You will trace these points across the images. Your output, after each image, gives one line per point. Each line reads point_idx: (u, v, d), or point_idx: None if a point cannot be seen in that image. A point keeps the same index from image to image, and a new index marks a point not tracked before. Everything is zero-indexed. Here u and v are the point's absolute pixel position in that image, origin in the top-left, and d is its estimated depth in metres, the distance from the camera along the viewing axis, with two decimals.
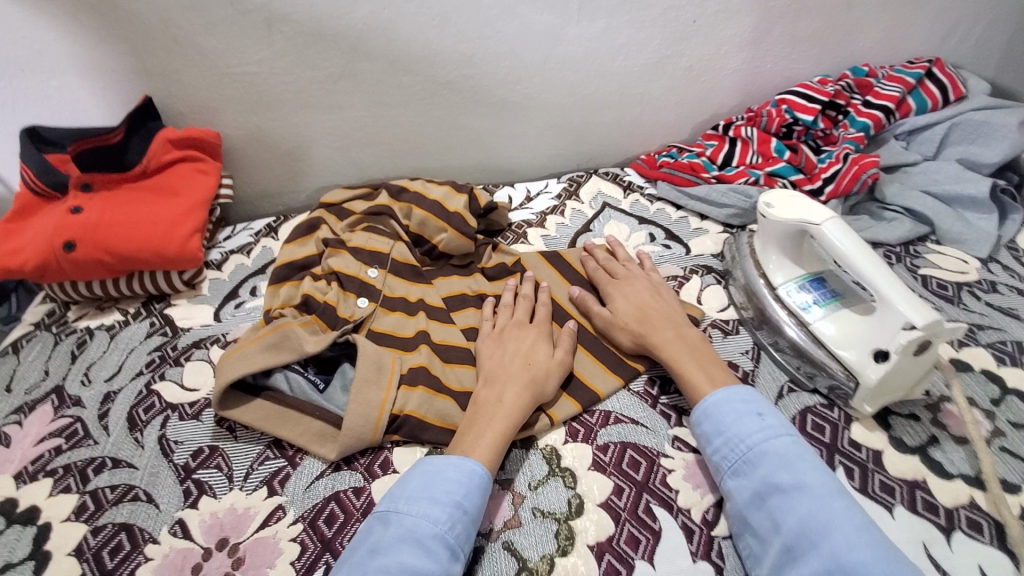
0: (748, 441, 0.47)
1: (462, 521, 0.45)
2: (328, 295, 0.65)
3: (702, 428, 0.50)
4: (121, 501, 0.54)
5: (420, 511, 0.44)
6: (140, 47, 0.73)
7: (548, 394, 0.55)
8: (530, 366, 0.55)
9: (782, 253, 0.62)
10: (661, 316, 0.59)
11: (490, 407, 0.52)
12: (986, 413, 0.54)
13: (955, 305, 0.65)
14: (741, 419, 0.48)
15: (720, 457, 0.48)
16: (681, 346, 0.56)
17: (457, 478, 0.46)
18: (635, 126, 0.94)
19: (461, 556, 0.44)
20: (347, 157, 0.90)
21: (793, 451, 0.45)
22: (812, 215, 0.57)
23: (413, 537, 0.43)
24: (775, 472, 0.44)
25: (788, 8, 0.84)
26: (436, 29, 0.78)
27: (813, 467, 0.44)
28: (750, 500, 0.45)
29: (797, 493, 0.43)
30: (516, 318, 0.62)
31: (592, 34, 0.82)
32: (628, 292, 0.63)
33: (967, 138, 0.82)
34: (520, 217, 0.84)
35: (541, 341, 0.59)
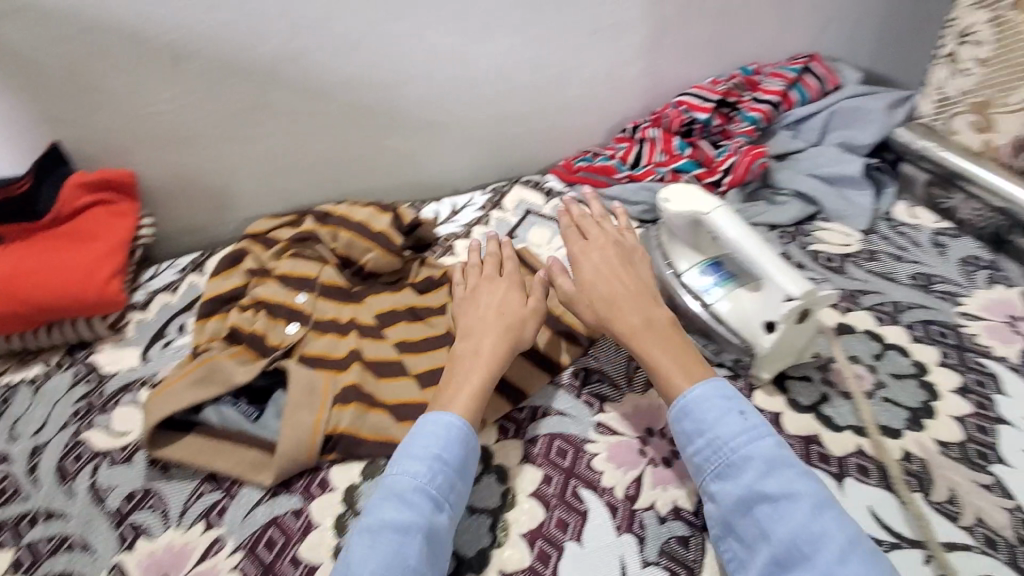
0: (732, 445, 0.47)
1: (443, 472, 0.48)
2: (256, 324, 0.67)
3: (682, 425, 0.49)
4: (58, 550, 0.54)
5: (402, 468, 0.48)
6: (44, 93, 0.73)
7: (527, 339, 0.59)
8: (502, 317, 0.59)
9: (683, 241, 0.67)
10: (630, 298, 0.57)
11: (468, 359, 0.56)
12: (869, 368, 0.60)
13: (840, 274, 0.72)
14: (725, 421, 0.48)
15: (702, 458, 0.48)
16: (648, 333, 0.54)
17: (434, 435, 0.50)
18: (552, 135, 0.98)
19: (446, 504, 0.48)
20: (271, 187, 0.89)
21: (779, 454, 0.46)
22: (702, 206, 0.63)
23: (396, 494, 0.47)
24: (762, 478, 0.44)
25: (677, 16, 0.91)
26: (346, 56, 0.80)
27: (798, 472, 0.45)
28: (735, 505, 0.45)
29: (786, 503, 0.43)
30: (485, 274, 0.66)
31: (499, 51, 0.86)
32: (599, 260, 0.61)
33: (844, 124, 0.91)
34: (447, 231, 0.87)
35: (514, 292, 0.62)
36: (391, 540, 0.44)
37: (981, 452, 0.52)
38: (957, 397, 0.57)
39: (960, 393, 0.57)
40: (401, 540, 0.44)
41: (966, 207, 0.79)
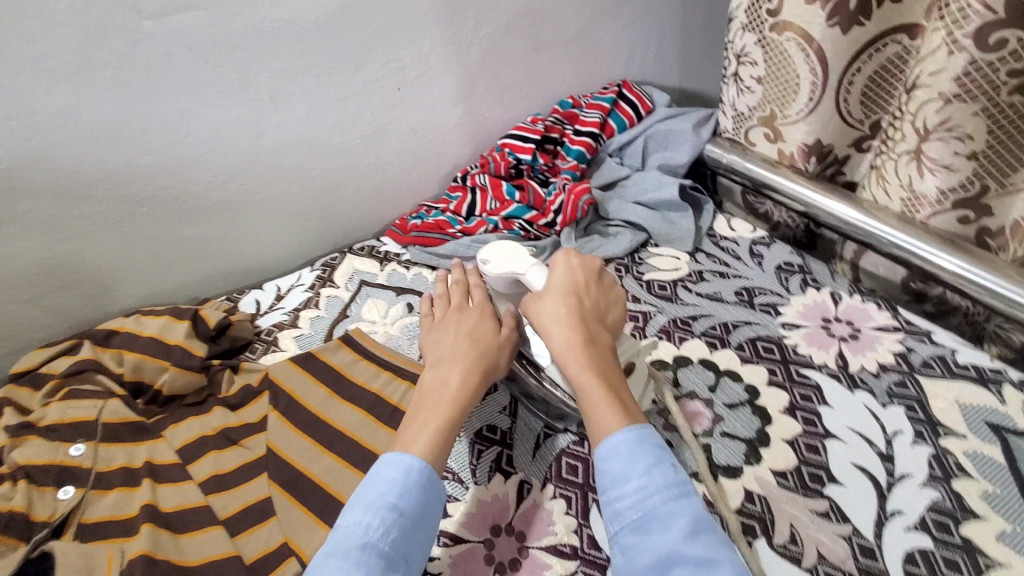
0: (660, 496, 0.43)
1: (398, 524, 0.43)
2: (12, 500, 0.54)
3: (608, 466, 0.46)
4: None
5: (352, 520, 0.43)
6: None
7: (499, 368, 0.57)
8: (476, 343, 0.57)
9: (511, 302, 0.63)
10: (594, 320, 0.55)
11: (436, 390, 0.53)
12: (707, 402, 0.60)
13: (674, 302, 0.72)
14: (654, 471, 0.44)
15: (625, 507, 0.44)
16: (585, 352, 0.51)
17: (391, 480, 0.45)
18: (382, 194, 0.93)
19: (400, 562, 0.42)
20: (46, 307, 0.75)
21: (704, 519, 0.42)
22: (517, 265, 0.60)
23: (343, 549, 0.41)
24: (686, 539, 0.41)
25: (485, 61, 0.89)
26: (108, 147, 0.70)
27: (720, 540, 0.41)
28: (652, 564, 0.40)
29: (707, 569, 0.39)
30: (459, 304, 0.63)
31: (296, 119, 0.79)
32: (572, 274, 0.58)
33: (661, 146, 0.94)
34: (271, 321, 0.78)
35: (487, 317, 0.60)
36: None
37: (815, 475, 0.52)
38: (788, 417, 0.57)
39: (789, 412, 0.58)
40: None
41: (777, 211, 0.84)
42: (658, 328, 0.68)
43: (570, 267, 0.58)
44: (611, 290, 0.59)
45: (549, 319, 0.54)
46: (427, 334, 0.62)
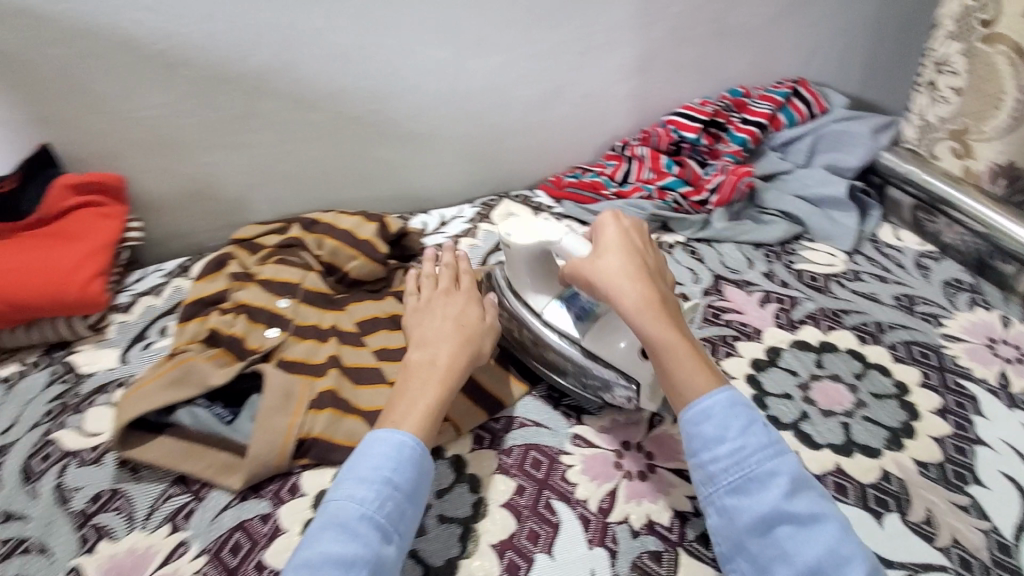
0: (756, 458, 0.44)
1: (392, 497, 0.46)
2: (235, 327, 0.66)
3: (700, 430, 0.46)
4: (10, 555, 0.50)
5: (346, 494, 0.45)
6: (36, 94, 0.72)
7: (484, 351, 0.59)
8: (460, 327, 0.58)
9: (533, 278, 0.60)
10: (654, 278, 0.54)
11: (423, 368, 0.55)
12: (850, 387, 0.60)
13: (824, 293, 0.72)
14: (749, 434, 0.45)
15: (720, 471, 0.45)
16: (662, 309, 0.51)
17: (384, 457, 0.47)
18: (543, 151, 0.99)
19: (393, 534, 0.45)
20: (261, 195, 0.89)
21: (798, 475, 0.44)
22: (548, 235, 0.57)
23: (340, 521, 0.44)
24: (788, 497, 0.42)
25: (666, 40, 0.92)
26: (340, 68, 0.80)
27: (816, 493, 0.44)
28: (755, 524, 0.42)
29: (811, 524, 0.42)
30: (442, 286, 0.65)
31: (489, 68, 0.87)
32: (626, 229, 0.56)
33: (831, 147, 0.92)
34: (434, 242, 0.88)
35: (471, 302, 0.62)
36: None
37: (958, 473, 0.53)
38: (937, 417, 0.57)
39: (939, 413, 0.57)
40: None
41: (949, 231, 0.79)
42: (806, 313, 0.69)
43: (620, 221, 0.57)
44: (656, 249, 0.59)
45: (617, 275, 0.52)
46: (413, 317, 0.63)
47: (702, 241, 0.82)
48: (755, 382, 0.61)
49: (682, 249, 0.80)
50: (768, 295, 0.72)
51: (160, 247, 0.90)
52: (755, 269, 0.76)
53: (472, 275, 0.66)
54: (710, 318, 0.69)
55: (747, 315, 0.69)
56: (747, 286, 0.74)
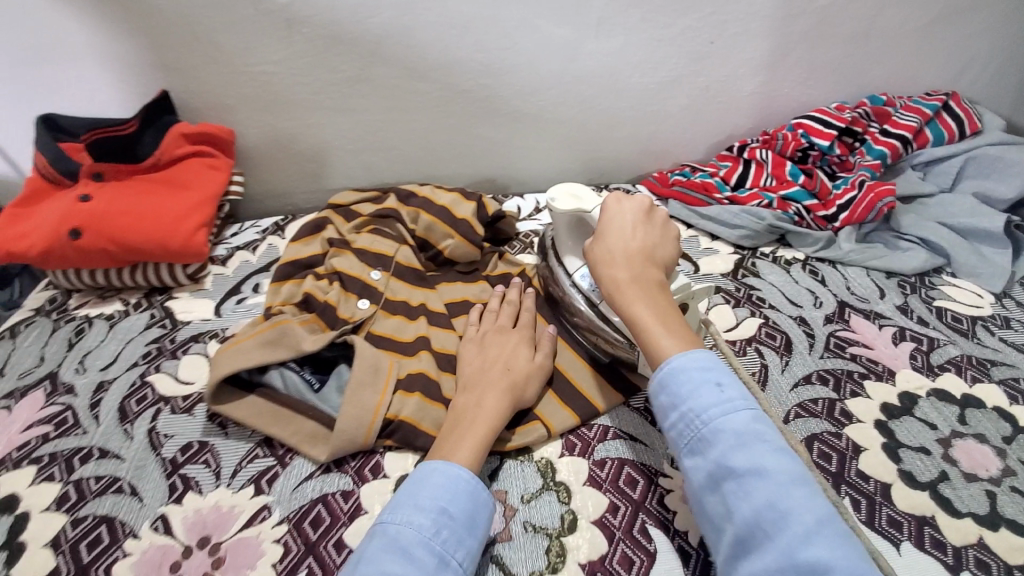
0: (703, 418, 0.40)
1: (450, 526, 0.42)
2: (329, 294, 0.65)
3: (658, 399, 0.43)
4: (104, 493, 0.50)
5: (403, 518, 0.42)
6: (162, 42, 0.72)
7: (529, 398, 0.55)
8: (508, 371, 0.54)
9: (571, 241, 0.63)
10: (642, 256, 0.51)
11: (467, 412, 0.51)
12: (998, 451, 0.52)
13: (968, 338, 0.63)
14: (699, 390, 0.41)
15: (674, 432, 0.42)
16: (634, 287, 0.49)
17: (442, 484, 0.44)
18: (650, 145, 0.93)
19: (452, 562, 0.41)
20: (359, 161, 0.88)
21: (750, 428, 0.39)
22: (586, 203, 0.59)
23: (398, 545, 0.41)
24: (731, 452, 0.38)
25: (807, 34, 0.83)
26: (456, 38, 0.77)
27: (772, 448, 0.38)
28: (705, 485, 0.39)
29: (754, 479, 0.37)
30: (500, 323, 0.61)
31: (608, 50, 0.81)
32: (616, 211, 0.55)
33: (982, 172, 0.81)
34: (528, 228, 0.84)
35: (523, 344, 0.58)
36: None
37: None
38: None
39: None
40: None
41: None
42: (947, 358, 0.61)
43: (610, 204, 0.56)
44: (661, 227, 0.55)
45: (601, 260, 0.52)
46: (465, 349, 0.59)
47: (824, 261, 0.74)
48: (886, 430, 0.54)
49: (801, 267, 0.74)
50: (901, 332, 0.64)
51: (257, 204, 0.91)
52: (887, 301, 0.68)
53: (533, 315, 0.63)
54: (834, 349, 0.62)
55: (876, 352, 0.62)
56: (877, 318, 0.66)
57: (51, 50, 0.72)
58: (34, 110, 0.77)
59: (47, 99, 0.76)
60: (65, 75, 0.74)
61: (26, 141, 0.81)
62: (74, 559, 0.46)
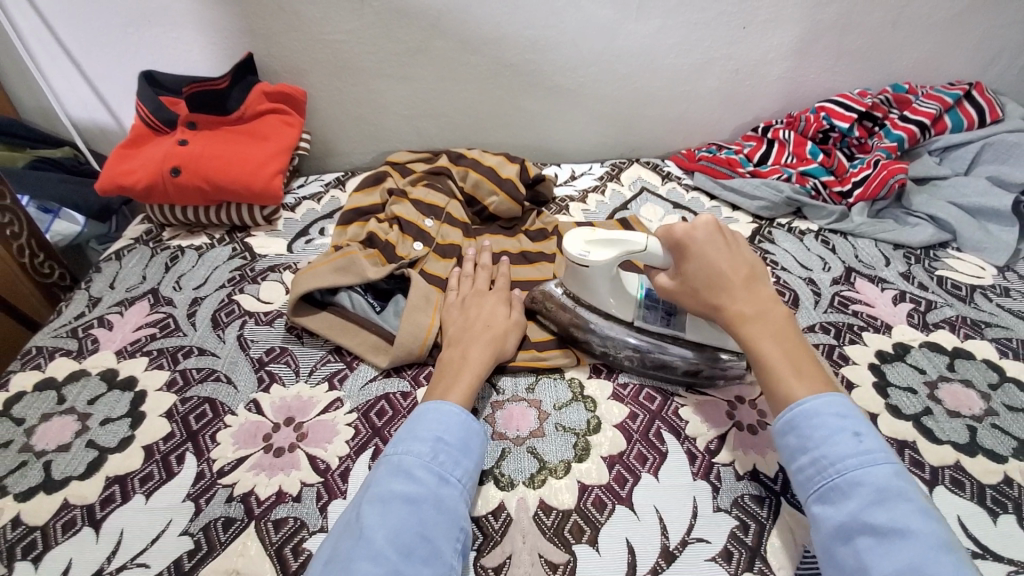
0: (838, 467, 0.41)
1: (446, 452, 0.48)
2: (390, 235, 0.75)
3: (785, 439, 0.44)
4: (205, 380, 0.61)
5: (404, 448, 0.48)
6: (250, 9, 0.82)
7: (508, 351, 0.61)
8: (489, 327, 0.60)
9: (613, 294, 0.59)
10: (752, 286, 0.51)
11: (454, 363, 0.57)
12: (982, 394, 0.59)
13: (966, 303, 0.69)
14: (834, 439, 0.42)
15: (802, 476, 0.43)
16: (756, 317, 0.49)
17: (436, 418, 0.50)
18: (681, 122, 1.00)
19: (452, 480, 0.47)
20: (414, 126, 0.97)
21: (888, 486, 0.39)
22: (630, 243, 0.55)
23: (401, 469, 0.46)
24: (869, 507, 0.39)
25: (836, 23, 0.89)
26: (508, 15, 0.84)
27: (915, 508, 0.38)
28: (836, 533, 0.39)
29: (896, 537, 0.37)
30: (477, 286, 0.67)
31: (648, 31, 0.87)
32: (707, 235, 0.53)
33: (999, 158, 0.86)
34: (564, 192, 0.92)
35: (499, 303, 0.64)
36: (401, 509, 0.43)
37: None
38: None
39: None
40: (409, 510, 0.44)
41: None
42: (943, 318, 0.67)
43: (687, 236, 0.52)
44: (744, 250, 0.53)
45: (715, 288, 0.51)
46: (447, 313, 0.64)
47: (836, 232, 0.81)
48: (878, 371, 0.61)
49: (814, 237, 0.80)
50: (901, 295, 0.70)
51: (319, 160, 1.01)
52: (892, 269, 0.75)
53: (506, 277, 0.69)
54: (837, 306, 0.69)
55: (877, 309, 0.68)
56: (880, 282, 0.72)
57: (155, 13, 0.82)
58: (137, 66, 0.88)
59: (148, 56, 0.87)
60: (166, 35, 0.84)
61: (126, 93, 0.91)
62: (184, 427, 0.56)
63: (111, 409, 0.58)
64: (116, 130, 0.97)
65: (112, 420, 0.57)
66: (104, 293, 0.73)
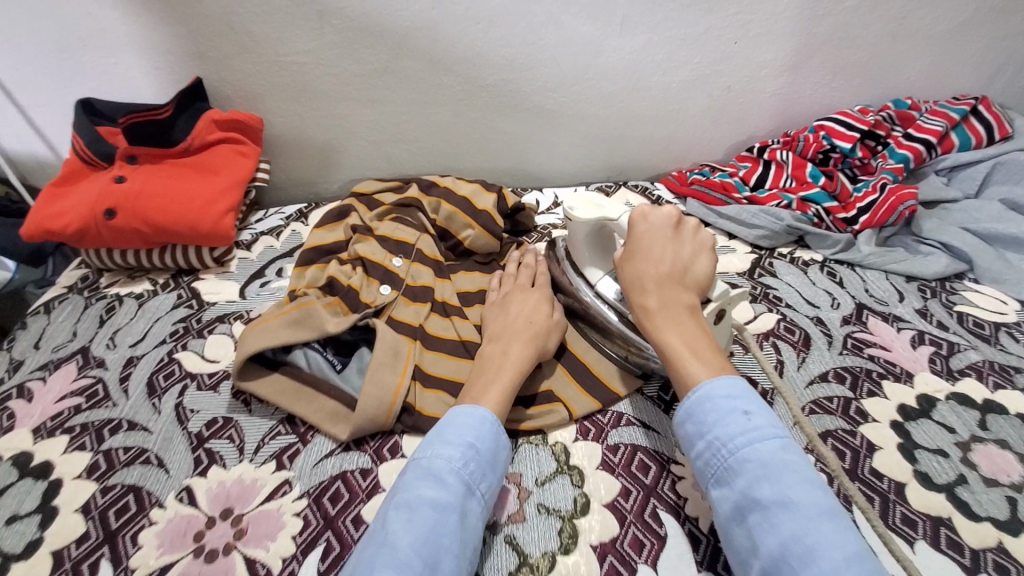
0: (729, 448, 0.39)
1: (475, 459, 0.44)
2: (352, 279, 0.67)
3: (685, 428, 0.43)
4: (133, 463, 0.53)
5: (434, 451, 0.44)
6: (195, 30, 0.74)
7: (549, 351, 0.58)
8: (530, 324, 0.57)
9: (591, 253, 0.61)
10: (670, 279, 0.50)
11: (494, 361, 0.54)
12: (1020, 457, 0.52)
13: (991, 344, 0.63)
14: (724, 420, 0.41)
15: (700, 462, 0.41)
16: (663, 311, 0.49)
17: (469, 423, 0.46)
18: (670, 143, 0.93)
19: (478, 492, 0.44)
20: (383, 152, 0.89)
21: (777, 458, 0.38)
22: (610, 211, 0.58)
23: (429, 473, 0.43)
24: (756, 482, 0.37)
25: (834, 35, 0.83)
26: (481, 32, 0.77)
27: (802, 478, 0.37)
28: (730, 514, 0.38)
29: (781, 511, 0.36)
30: (519, 282, 0.65)
31: (633, 47, 0.80)
32: (645, 226, 0.54)
33: (1011, 178, 0.80)
34: (547, 221, 0.85)
35: (543, 300, 0.61)
36: (428, 517, 0.40)
37: None
38: None
39: None
40: (438, 518, 0.40)
41: None
42: (969, 363, 0.60)
43: (641, 217, 0.54)
44: (694, 240, 0.54)
45: (633, 282, 0.52)
46: (489, 311, 0.62)
47: (843, 263, 0.74)
48: (901, 430, 0.54)
49: (818, 268, 0.74)
50: (920, 336, 0.64)
51: (281, 191, 0.93)
52: (906, 305, 0.68)
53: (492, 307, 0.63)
54: (852, 348, 0.63)
55: (895, 353, 0.62)
56: (895, 321, 0.66)
57: (89, 37, 0.74)
58: (73, 95, 0.79)
59: (84, 83, 0.78)
60: (103, 61, 0.76)
61: (62, 123, 0.83)
62: (103, 525, 0.48)
63: (19, 503, 0.50)
64: (56, 163, 0.88)
65: (18, 519, 0.49)
66: (28, 355, 0.65)
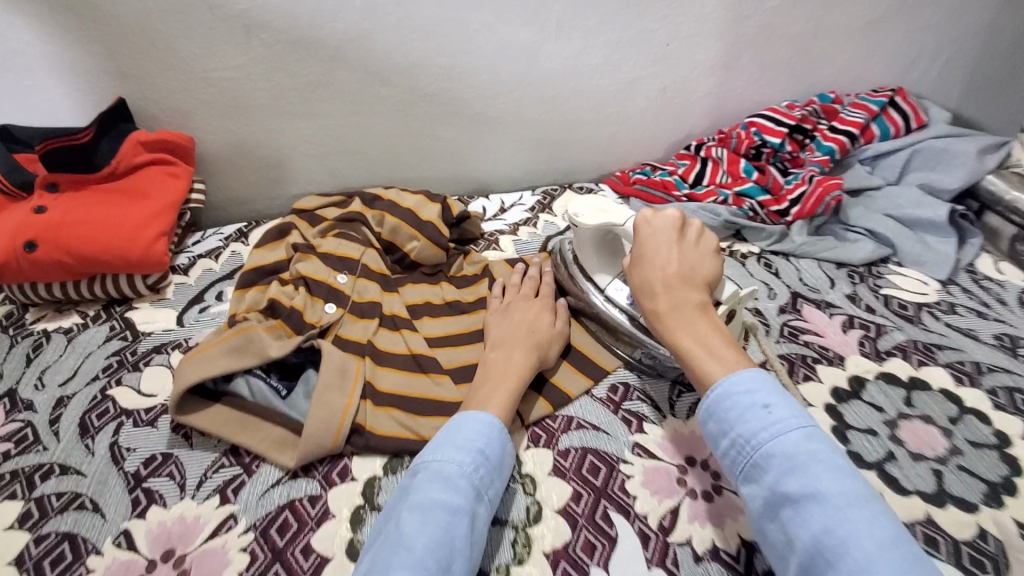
0: (753, 445, 0.39)
1: (484, 466, 0.45)
2: (295, 300, 0.65)
3: (707, 426, 0.42)
4: (66, 509, 0.50)
5: (449, 455, 0.45)
6: (115, 49, 0.71)
7: (550, 359, 0.59)
8: (532, 332, 0.59)
9: (598, 257, 0.65)
10: (678, 279, 0.50)
11: (498, 365, 0.55)
12: (943, 431, 0.55)
13: (914, 324, 0.66)
14: (745, 415, 0.40)
15: (726, 460, 0.40)
16: (673, 310, 0.49)
17: (477, 428, 0.47)
18: (612, 144, 0.95)
19: (485, 496, 0.45)
20: (323, 166, 0.87)
21: (802, 449, 0.37)
22: (615, 216, 0.60)
23: (440, 476, 0.43)
24: (783, 477, 0.37)
25: (759, 34, 0.86)
26: (416, 40, 0.77)
27: (829, 467, 0.36)
28: (762, 510, 0.38)
29: (811, 505, 0.35)
30: (522, 292, 0.65)
31: (569, 52, 0.82)
32: (650, 231, 0.54)
33: (928, 165, 0.85)
34: (493, 228, 0.85)
35: (545, 310, 0.63)
36: (440, 519, 0.41)
37: None
38: None
39: None
40: (452, 520, 0.41)
41: None
42: (894, 344, 0.64)
43: (645, 222, 0.54)
44: (699, 241, 0.53)
45: (642, 285, 0.51)
46: (490, 317, 0.63)
47: (778, 254, 0.77)
48: (835, 413, 0.57)
49: (756, 260, 0.76)
50: (850, 320, 0.67)
51: (219, 211, 0.90)
52: (838, 291, 0.71)
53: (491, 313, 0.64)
54: (787, 336, 0.65)
55: (827, 339, 0.65)
56: (827, 308, 0.69)
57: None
58: None
59: None
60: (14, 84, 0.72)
61: None
62: None
63: None
64: None
65: None
66: None
